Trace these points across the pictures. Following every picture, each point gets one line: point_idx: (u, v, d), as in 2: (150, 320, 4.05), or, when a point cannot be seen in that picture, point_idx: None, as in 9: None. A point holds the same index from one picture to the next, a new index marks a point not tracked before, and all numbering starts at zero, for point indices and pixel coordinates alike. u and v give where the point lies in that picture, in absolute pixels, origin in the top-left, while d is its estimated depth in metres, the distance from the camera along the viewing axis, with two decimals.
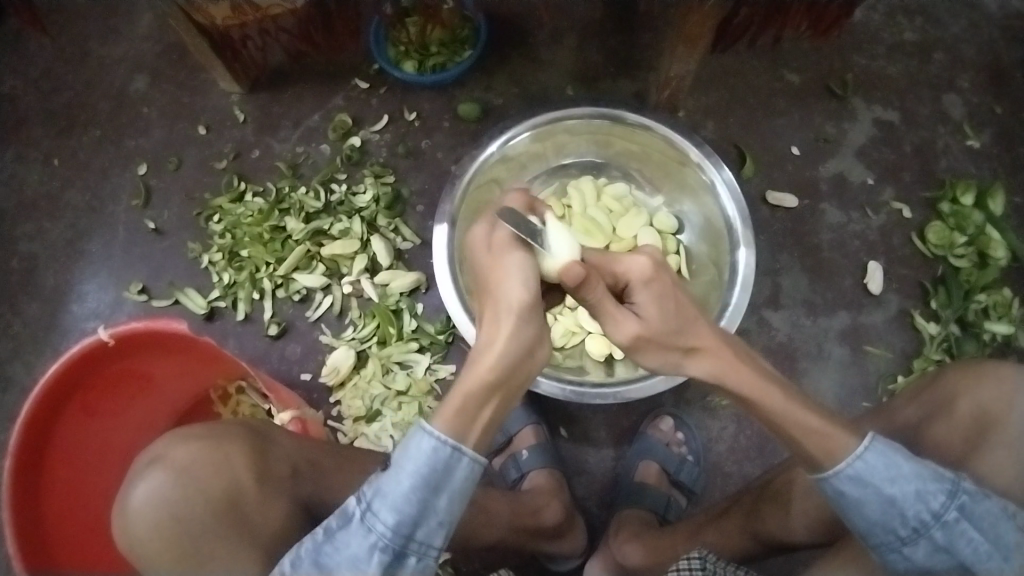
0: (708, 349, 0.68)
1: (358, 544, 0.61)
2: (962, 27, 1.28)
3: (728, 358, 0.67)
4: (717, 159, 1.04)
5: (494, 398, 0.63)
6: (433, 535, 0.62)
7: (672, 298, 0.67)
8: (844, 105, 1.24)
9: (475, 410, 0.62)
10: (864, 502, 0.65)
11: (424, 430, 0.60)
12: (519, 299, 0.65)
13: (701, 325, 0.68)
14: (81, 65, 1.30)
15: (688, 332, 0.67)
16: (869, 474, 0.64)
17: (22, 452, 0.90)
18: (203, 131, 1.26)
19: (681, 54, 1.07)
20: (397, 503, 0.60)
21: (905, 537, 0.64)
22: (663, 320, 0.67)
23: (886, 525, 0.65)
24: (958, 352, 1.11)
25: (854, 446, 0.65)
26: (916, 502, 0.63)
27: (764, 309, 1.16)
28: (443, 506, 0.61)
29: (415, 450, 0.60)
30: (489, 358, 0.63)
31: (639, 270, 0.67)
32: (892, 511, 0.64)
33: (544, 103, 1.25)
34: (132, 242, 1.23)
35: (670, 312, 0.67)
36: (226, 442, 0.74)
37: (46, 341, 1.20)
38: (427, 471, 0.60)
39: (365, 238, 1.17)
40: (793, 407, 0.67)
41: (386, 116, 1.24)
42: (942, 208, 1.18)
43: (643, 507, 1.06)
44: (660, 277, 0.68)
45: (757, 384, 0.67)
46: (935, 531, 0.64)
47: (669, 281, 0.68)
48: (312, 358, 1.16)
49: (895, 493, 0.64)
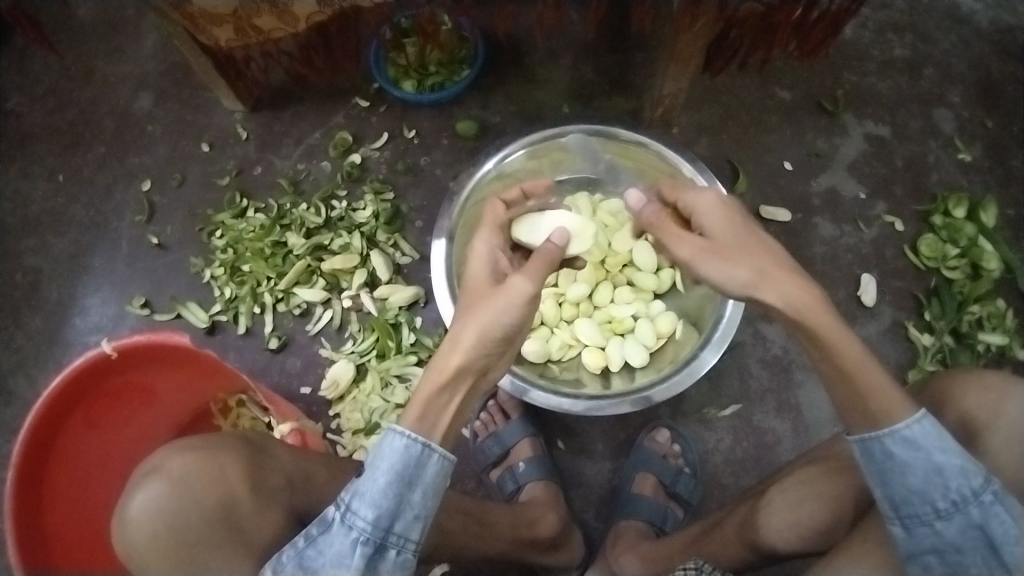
0: (778, 282, 0.69)
1: (340, 543, 0.62)
2: (952, 43, 1.31)
3: (803, 300, 0.68)
4: (711, 175, 1.06)
5: (457, 395, 0.67)
6: (411, 529, 0.62)
7: (733, 221, 0.75)
8: (835, 120, 1.26)
9: (438, 408, 0.65)
10: (910, 466, 0.64)
11: (394, 430, 0.62)
12: (497, 326, 0.69)
13: (768, 255, 0.72)
14: (87, 84, 1.34)
15: (762, 260, 0.71)
16: (922, 439, 0.64)
17: (25, 463, 0.91)
18: (207, 148, 1.28)
19: (673, 72, 1.10)
20: (374, 500, 0.61)
21: (940, 510, 0.64)
22: (728, 239, 0.74)
23: (925, 495, 0.64)
24: (952, 362, 1.12)
25: (908, 412, 0.65)
26: (959, 477, 0.63)
27: (759, 322, 1.18)
28: (418, 501, 0.62)
29: (387, 450, 0.62)
30: (456, 361, 0.66)
31: (707, 203, 0.78)
32: (935, 480, 0.63)
33: (540, 120, 1.27)
34: (134, 257, 1.25)
35: (731, 236, 0.74)
36: (221, 453, 0.75)
37: (48, 355, 1.22)
38: (400, 468, 0.61)
39: (364, 253, 1.18)
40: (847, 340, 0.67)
41: (386, 134, 1.27)
42: (934, 221, 1.19)
43: (639, 519, 1.06)
44: (728, 211, 0.77)
45: (835, 335, 0.67)
46: (971, 508, 0.63)
47: (740, 217, 0.76)
48: (311, 371, 1.17)
49: (943, 462, 0.63)
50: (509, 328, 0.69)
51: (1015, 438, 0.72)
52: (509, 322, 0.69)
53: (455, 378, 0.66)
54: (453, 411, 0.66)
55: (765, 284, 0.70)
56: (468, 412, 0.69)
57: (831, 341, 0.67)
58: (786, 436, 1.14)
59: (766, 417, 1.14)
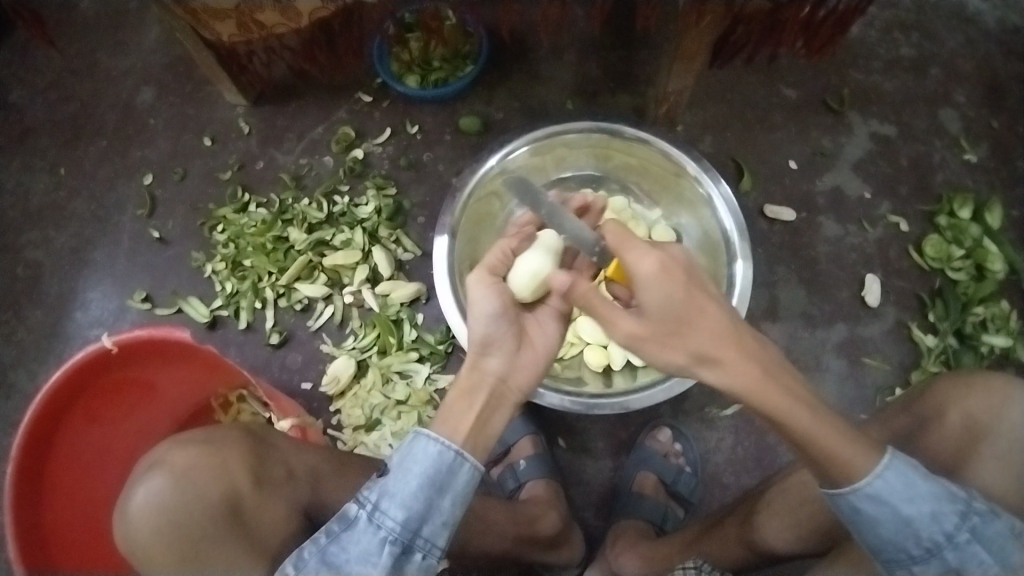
0: (724, 362, 0.65)
1: (367, 540, 0.61)
2: (958, 42, 1.30)
3: (753, 377, 0.64)
4: (715, 173, 1.06)
5: (478, 401, 0.67)
6: (438, 534, 0.63)
7: (674, 294, 0.66)
8: (840, 119, 1.25)
9: (458, 412, 0.66)
10: (879, 519, 0.64)
11: (425, 437, 0.62)
12: (481, 332, 0.72)
13: (706, 330, 0.66)
14: (89, 77, 1.33)
15: (702, 343, 0.65)
16: (887, 492, 0.63)
17: (25, 456, 0.91)
18: (209, 142, 1.28)
19: (679, 69, 1.09)
20: (405, 501, 0.61)
21: (916, 556, 0.64)
22: (663, 318, 0.67)
23: (898, 543, 0.64)
24: (955, 364, 1.11)
25: (872, 465, 0.63)
26: (930, 524, 0.62)
27: (762, 321, 1.16)
28: (448, 507, 0.62)
29: (420, 453, 0.62)
30: (464, 372, 0.70)
31: (647, 270, 0.67)
32: (906, 531, 0.63)
33: (544, 117, 1.26)
34: (136, 251, 1.24)
35: (665, 312, 0.66)
36: (222, 447, 0.75)
37: (48, 349, 1.21)
38: (432, 472, 0.61)
39: (366, 249, 1.18)
40: (802, 415, 0.64)
41: (389, 129, 1.26)
42: (939, 221, 1.19)
43: (640, 518, 1.05)
44: (671, 273, 0.67)
45: (800, 418, 0.63)
46: (946, 552, 0.63)
47: (683, 279, 0.67)
48: (312, 368, 1.17)
49: (912, 514, 0.62)
50: (488, 331, 0.71)
51: (1015, 440, 0.72)
52: (490, 326, 0.72)
53: (468, 386, 0.68)
54: (474, 415, 0.66)
55: (705, 365, 0.66)
56: (496, 427, 0.67)
57: (794, 423, 0.64)
58: None
59: None
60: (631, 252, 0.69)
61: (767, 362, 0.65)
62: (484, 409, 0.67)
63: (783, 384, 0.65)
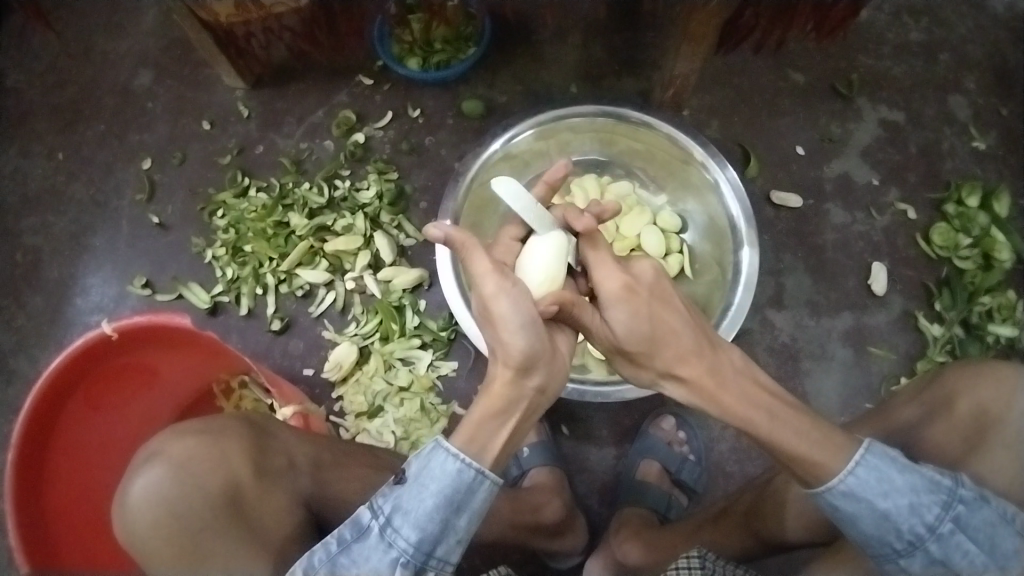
0: (684, 377, 0.69)
1: (378, 558, 0.60)
2: (968, 28, 1.28)
3: (712, 391, 0.67)
4: (722, 158, 1.04)
5: (510, 422, 0.65)
6: (452, 552, 0.62)
7: (639, 314, 0.68)
8: (849, 105, 1.24)
9: (489, 432, 0.64)
10: (859, 517, 0.63)
11: (443, 449, 0.61)
12: (520, 350, 0.65)
13: (672, 346, 0.68)
14: (86, 59, 1.31)
15: (666, 359, 0.69)
16: (861, 490, 0.62)
17: (25, 445, 0.90)
18: (208, 126, 1.26)
19: (686, 52, 1.08)
20: (418, 522, 0.60)
21: (900, 550, 0.63)
22: (630, 336, 0.69)
23: (881, 539, 0.63)
24: (961, 354, 1.11)
25: (850, 455, 0.63)
26: (910, 516, 0.61)
27: (767, 310, 1.16)
28: (463, 525, 0.62)
29: (437, 470, 0.61)
30: (499, 388, 0.66)
31: (610, 290, 0.70)
32: (886, 526, 0.62)
33: (549, 100, 1.24)
34: (135, 236, 1.23)
35: (634, 331, 0.69)
36: (222, 437, 0.75)
37: (49, 335, 1.20)
38: (450, 492, 0.60)
39: (368, 234, 1.16)
40: (776, 427, 0.65)
41: (390, 112, 1.24)
42: (947, 209, 1.18)
43: (644, 506, 1.05)
44: (634, 293, 0.69)
45: (777, 429, 0.65)
46: (930, 544, 0.62)
47: (647, 298, 0.69)
48: (314, 354, 1.16)
49: (889, 508, 0.62)
50: (527, 350, 0.65)
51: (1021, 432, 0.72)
52: (527, 341, 0.65)
53: (503, 408, 0.65)
54: (502, 437, 0.64)
55: (671, 377, 0.70)
56: (523, 436, 0.68)
57: (770, 434, 0.65)
58: None
59: None
60: (600, 273, 0.71)
61: (726, 374, 0.67)
62: (514, 427, 0.65)
63: (743, 393, 0.67)
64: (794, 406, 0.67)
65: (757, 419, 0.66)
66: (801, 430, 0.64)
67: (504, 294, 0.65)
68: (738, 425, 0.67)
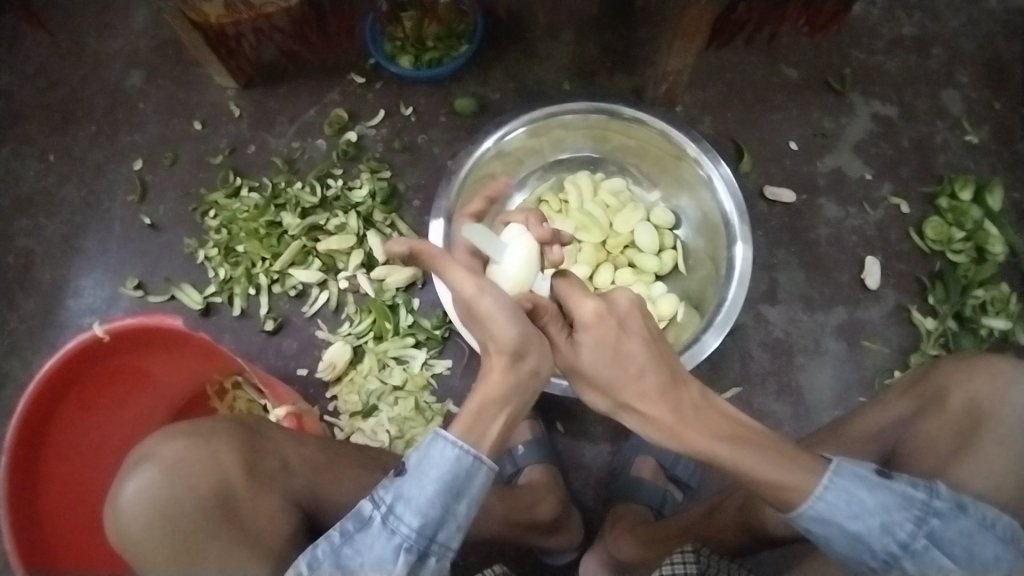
0: (646, 411, 0.66)
1: (381, 545, 0.60)
2: (960, 22, 1.28)
3: (674, 426, 0.65)
4: (715, 155, 1.04)
5: (506, 411, 0.63)
6: (453, 537, 0.62)
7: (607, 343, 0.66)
8: (842, 99, 1.23)
9: (486, 421, 0.62)
10: (832, 538, 0.64)
11: (443, 438, 0.61)
12: (513, 340, 0.64)
13: (637, 378, 0.66)
14: (78, 60, 1.30)
15: (627, 392, 0.66)
16: (831, 513, 0.62)
17: (19, 449, 0.90)
18: (199, 126, 1.25)
19: (678, 48, 1.07)
20: (421, 508, 0.60)
21: (877, 568, 0.63)
22: (594, 364, 0.67)
23: (857, 558, 0.63)
24: (954, 347, 1.11)
25: (816, 483, 0.63)
26: (882, 536, 0.62)
27: (761, 305, 1.16)
28: (463, 511, 0.62)
29: (437, 457, 0.60)
30: (498, 376, 0.64)
31: (582, 317, 0.67)
32: (860, 546, 0.63)
33: (541, 97, 1.24)
34: (128, 237, 1.23)
35: (601, 360, 0.67)
36: (213, 437, 0.75)
37: (42, 337, 1.20)
38: (450, 478, 0.60)
39: (361, 233, 1.16)
40: (741, 458, 0.63)
41: (382, 111, 1.24)
42: (940, 203, 1.18)
43: (639, 502, 1.05)
44: (603, 323, 0.66)
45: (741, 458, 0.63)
46: (905, 561, 0.62)
47: (615, 328, 0.66)
48: (308, 354, 1.16)
49: (860, 530, 0.62)
50: (519, 339, 0.64)
51: (1015, 427, 0.72)
52: (519, 327, 0.64)
53: (502, 395, 0.63)
54: (502, 423, 0.63)
55: (631, 410, 0.67)
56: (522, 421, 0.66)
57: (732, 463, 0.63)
58: (786, 418, 1.11)
59: (767, 400, 1.12)
60: (572, 300, 0.69)
61: (691, 412, 0.65)
62: (511, 415, 0.64)
63: (705, 426, 0.64)
64: (759, 432, 0.66)
65: (719, 450, 0.64)
66: (766, 456, 0.63)
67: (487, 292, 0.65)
68: (701, 457, 0.65)
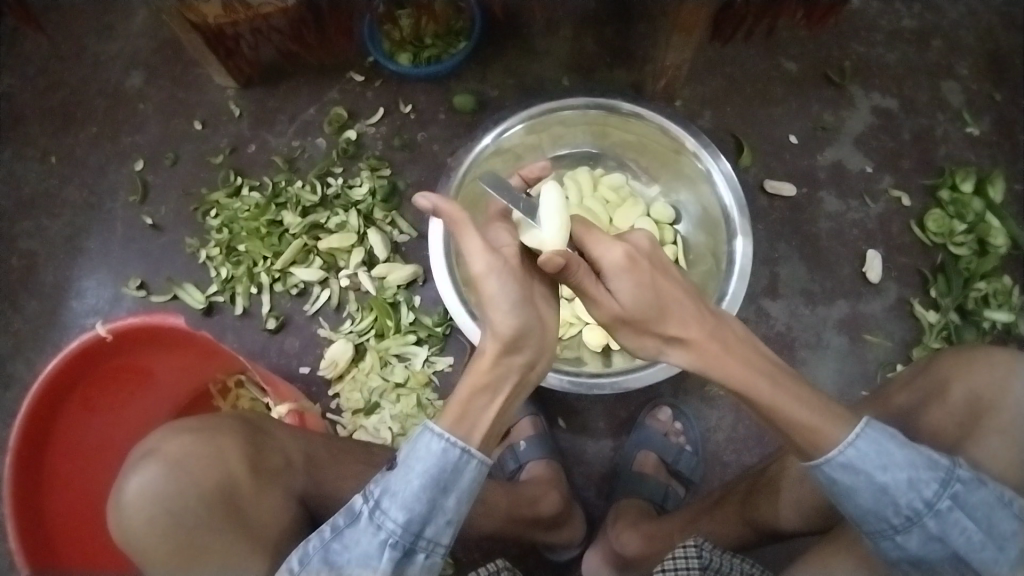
0: (691, 343, 0.68)
1: (367, 541, 0.61)
2: (960, 14, 1.27)
3: (717, 356, 0.67)
4: (715, 149, 1.04)
5: (496, 399, 0.65)
6: (442, 534, 0.62)
7: (642, 286, 0.67)
8: (842, 92, 1.23)
9: (476, 411, 0.64)
10: (856, 489, 0.64)
11: (430, 431, 0.61)
12: (510, 327, 0.66)
13: (676, 317, 0.68)
14: (78, 62, 1.31)
15: (670, 327, 0.68)
16: (860, 461, 0.63)
17: (23, 447, 0.90)
18: (200, 126, 1.26)
19: (677, 43, 1.06)
20: (406, 502, 0.60)
21: (897, 526, 0.64)
22: (637, 307, 0.67)
23: (879, 514, 0.64)
24: (957, 339, 1.11)
25: (845, 434, 0.64)
26: (908, 491, 0.63)
27: (762, 299, 1.15)
28: (452, 506, 0.62)
29: (424, 451, 0.60)
30: (488, 364, 0.65)
31: (612, 261, 0.67)
32: (884, 500, 0.63)
33: (540, 93, 1.24)
34: (130, 238, 1.23)
35: (642, 303, 0.67)
36: (218, 433, 0.75)
37: (45, 338, 1.21)
38: (436, 471, 0.60)
39: (361, 231, 1.16)
40: (782, 398, 0.66)
41: (382, 108, 1.24)
42: (941, 196, 1.17)
43: (642, 497, 1.06)
44: (637, 265, 0.67)
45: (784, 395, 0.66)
46: (928, 520, 0.63)
47: (648, 268, 0.68)
48: (310, 352, 1.16)
49: (888, 481, 0.63)
50: (518, 328, 0.66)
51: (1017, 417, 0.73)
52: (519, 319, 0.66)
53: (491, 384, 0.65)
54: (493, 412, 0.65)
55: (675, 345, 0.69)
56: (510, 413, 0.68)
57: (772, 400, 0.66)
58: None
59: None
60: (597, 245, 0.69)
61: (728, 342, 0.68)
62: (503, 402, 0.66)
63: (746, 358, 0.67)
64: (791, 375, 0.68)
65: (759, 382, 0.66)
66: (801, 400, 0.65)
67: (495, 274, 0.66)
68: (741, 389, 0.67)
